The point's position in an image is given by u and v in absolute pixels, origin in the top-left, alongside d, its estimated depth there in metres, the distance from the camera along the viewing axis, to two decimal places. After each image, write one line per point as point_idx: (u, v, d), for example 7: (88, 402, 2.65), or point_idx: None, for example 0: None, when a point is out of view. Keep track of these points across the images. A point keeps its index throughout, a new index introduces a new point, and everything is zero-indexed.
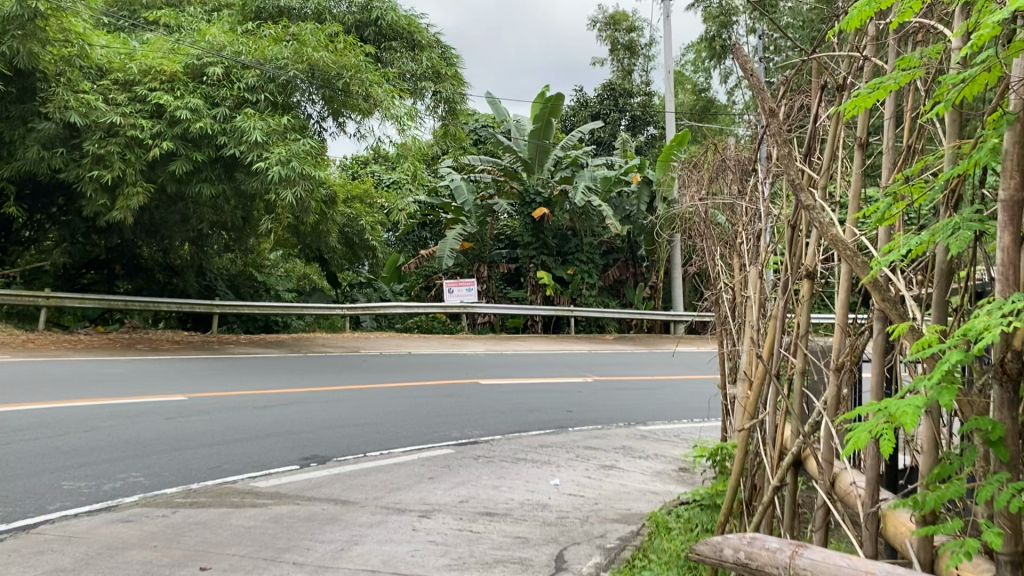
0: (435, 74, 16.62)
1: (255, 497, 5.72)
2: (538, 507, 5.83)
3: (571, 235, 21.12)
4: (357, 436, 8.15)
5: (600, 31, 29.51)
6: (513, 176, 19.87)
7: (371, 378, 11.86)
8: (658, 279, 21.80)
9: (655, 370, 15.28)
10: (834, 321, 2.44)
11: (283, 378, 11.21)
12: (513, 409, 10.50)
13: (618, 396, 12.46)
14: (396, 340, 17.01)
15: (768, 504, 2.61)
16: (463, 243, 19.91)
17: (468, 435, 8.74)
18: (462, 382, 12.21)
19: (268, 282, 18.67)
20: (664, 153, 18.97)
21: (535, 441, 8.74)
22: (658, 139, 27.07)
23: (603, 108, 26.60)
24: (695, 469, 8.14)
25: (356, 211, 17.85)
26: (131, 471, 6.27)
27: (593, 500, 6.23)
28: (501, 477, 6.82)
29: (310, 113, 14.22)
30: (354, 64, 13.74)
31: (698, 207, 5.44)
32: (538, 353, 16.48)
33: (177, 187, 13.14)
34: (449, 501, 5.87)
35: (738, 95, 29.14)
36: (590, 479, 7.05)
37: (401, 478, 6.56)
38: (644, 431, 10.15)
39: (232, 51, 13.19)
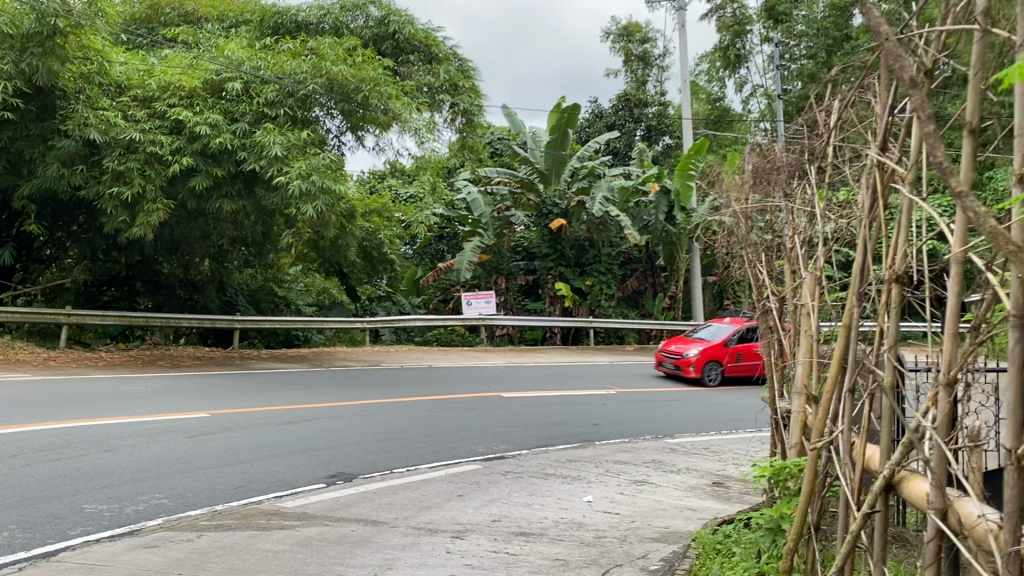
0: (452, 86, 16.58)
1: (283, 519, 5.60)
2: (573, 526, 5.68)
3: (589, 245, 20.99)
4: (383, 452, 8.02)
5: (615, 42, 29.45)
6: (530, 187, 19.69)
7: (393, 392, 11.74)
8: (678, 290, 21.62)
9: (679, 381, 15.10)
10: (943, 330, 2.25)
11: (305, 393, 11.12)
12: (539, 423, 10.34)
13: (644, 408, 12.27)
14: (416, 353, 16.90)
15: (860, 531, 2.48)
16: (480, 255, 19.81)
17: (495, 450, 8.59)
18: (485, 395, 12.07)
19: (287, 297, 18.63)
20: (682, 162, 18.80)
21: (564, 455, 8.58)
22: (675, 149, 26.98)
23: (619, 118, 26.50)
24: (729, 483, 7.97)
25: (374, 225, 17.75)
26: (156, 492, 6.16)
27: (629, 518, 6.07)
28: (532, 494, 6.66)
29: (328, 127, 14.18)
30: (372, 77, 13.73)
31: (738, 212, 5.28)
32: (559, 365, 16.32)
33: (196, 203, 13.13)
34: (481, 520, 5.73)
35: (754, 104, 28.97)
36: (623, 495, 6.89)
37: (430, 496, 6.42)
38: (673, 444, 9.97)
39: (251, 66, 13.14)
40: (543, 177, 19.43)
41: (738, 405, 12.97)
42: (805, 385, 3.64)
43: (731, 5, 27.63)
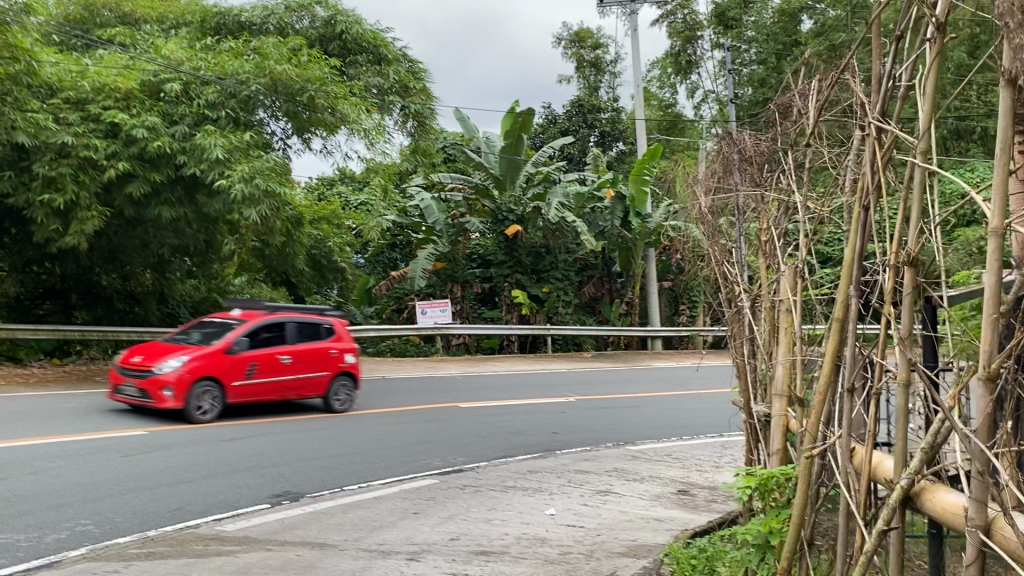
0: (403, 88, 16.07)
1: (221, 544, 5.13)
2: (536, 543, 5.32)
3: (545, 251, 20.69)
4: (333, 469, 7.57)
5: (566, 48, 29.27)
6: (485, 193, 19.25)
7: None
8: (635, 295, 21.43)
9: (638, 387, 14.84)
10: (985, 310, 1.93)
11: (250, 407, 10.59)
12: (497, 433, 9.96)
13: (604, 415, 11.96)
14: (369, 364, 16.39)
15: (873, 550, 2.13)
16: (434, 263, 19.38)
17: (451, 463, 8.19)
18: (440, 406, 11.64)
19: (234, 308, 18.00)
20: (637, 166, 18.65)
21: (524, 466, 8.21)
22: (628, 155, 26.95)
23: (572, 124, 26.32)
24: (695, 491, 7.67)
25: (323, 232, 17.25)
26: (81, 518, 5.64)
27: (594, 531, 5.72)
28: (492, 509, 6.27)
29: (273, 129, 13.75)
30: (319, 77, 13.30)
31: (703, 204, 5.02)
32: (516, 374, 15.97)
33: (134, 210, 12.55)
34: (438, 539, 5.33)
35: (705, 110, 29.01)
36: (588, 507, 6.53)
37: (383, 515, 5.99)
38: (635, 451, 9.66)
39: (190, 66, 12.58)
40: (498, 183, 19.03)
41: (698, 410, 12.73)
42: (787, 388, 3.34)
43: (681, 10, 27.74)
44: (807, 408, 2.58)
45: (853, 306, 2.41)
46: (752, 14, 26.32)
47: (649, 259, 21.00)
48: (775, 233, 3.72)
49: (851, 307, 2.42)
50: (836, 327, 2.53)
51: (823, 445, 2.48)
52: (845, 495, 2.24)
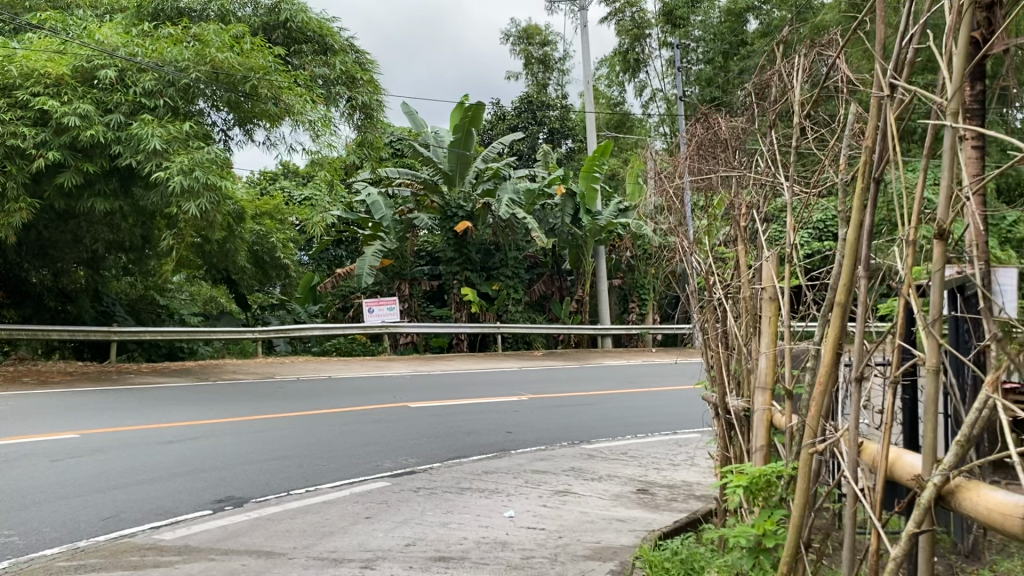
0: (350, 79, 15.64)
1: (158, 555, 4.76)
2: (497, 547, 5.06)
3: (495, 249, 20.42)
4: (277, 472, 7.19)
5: (514, 45, 29.04)
6: (434, 189, 19.00)
7: (290, 405, 10.84)
8: (585, 292, 21.30)
9: (590, 385, 14.69)
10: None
11: (190, 408, 10.11)
12: (449, 433, 9.66)
13: (558, 413, 11.76)
14: (314, 364, 15.93)
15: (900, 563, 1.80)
16: (382, 260, 18.95)
17: (403, 464, 7.89)
18: (389, 406, 11.29)
19: (172, 306, 17.35)
20: (588, 164, 18.62)
21: (479, 467, 7.94)
22: (577, 153, 26.89)
23: (521, 121, 26.10)
24: (654, 490, 7.50)
25: (266, 228, 16.72)
26: (3, 529, 5.20)
27: (557, 534, 5.49)
28: (448, 512, 6.00)
29: (214, 120, 13.29)
30: (262, 66, 12.82)
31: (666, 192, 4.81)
32: (466, 372, 15.68)
33: (65, 203, 11.94)
34: (394, 545, 5.04)
35: (653, 109, 29.11)
36: (547, 508, 6.30)
37: (333, 520, 5.67)
38: (591, 450, 9.47)
39: (127, 52, 11.98)
40: (447, 178, 18.78)
41: (651, 407, 12.60)
42: (771, 381, 3.17)
43: (629, 9, 27.78)
44: (807, 401, 2.36)
45: (863, 287, 2.21)
46: (699, 13, 26.49)
47: (599, 257, 20.93)
48: (758, 220, 3.43)
49: (860, 289, 2.22)
50: (838, 312, 2.32)
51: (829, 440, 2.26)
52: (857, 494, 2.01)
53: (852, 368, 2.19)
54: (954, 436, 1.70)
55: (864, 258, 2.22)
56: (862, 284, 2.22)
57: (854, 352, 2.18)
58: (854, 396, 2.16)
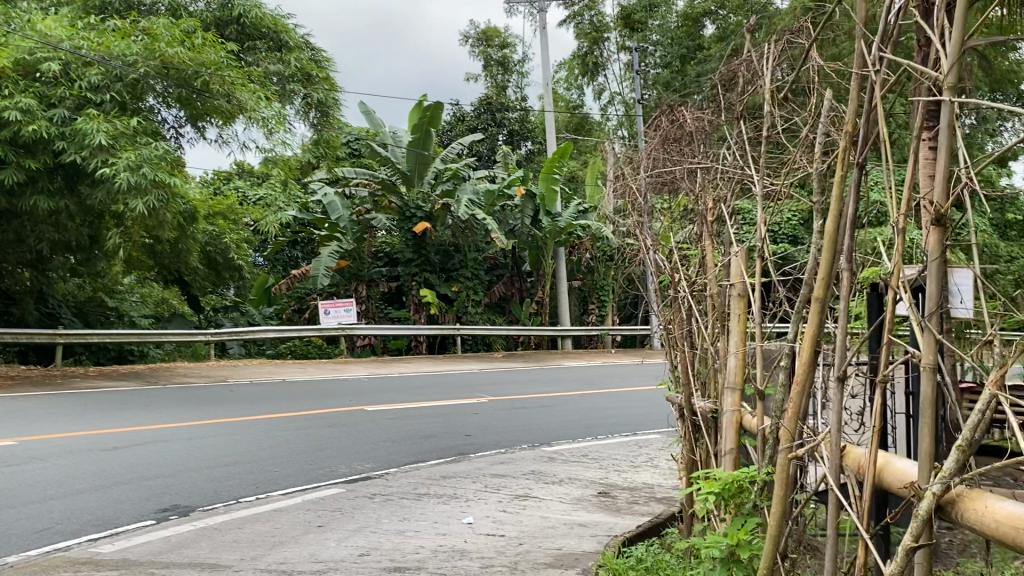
0: (305, 76, 15.34)
1: (95, 570, 4.49)
2: (455, 555, 4.88)
3: (454, 250, 20.19)
4: (227, 479, 6.93)
5: (472, 46, 28.84)
6: (392, 189, 18.75)
7: (242, 409, 10.53)
8: (545, 294, 21.19)
9: (549, 386, 14.56)
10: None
11: (137, 414, 9.75)
12: (406, 437, 9.44)
13: (517, 416, 11.60)
14: (268, 367, 15.57)
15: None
16: (339, 261, 18.62)
17: (358, 469, 7.66)
18: (345, 410, 11.02)
19: (121, 308, 16.84)
20: (548, 164, 18.58)
21: (437, 472, 7.74)
22: (536, 154, 26.81)
23: (480, 122, 25.92)
24: (615, 492, 7.38)
25: (218, 228, 16.33)
26: None
27: (516, 540, 5.33)
28: (405, 519, 5.80)
29: (164, 117, 12.92)
30: (214, 61, 12.46)
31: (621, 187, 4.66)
32: (424, 375, 15.45)
33: (6, 201, 11.47)
34: (347, 555, 4.83)
35: (612, 111, 29.15)
36: (507, 514, 6.14)
37: (284, 529, 5.43)
38: (551, 452, 9.32)
39: (72, 45, 11.53)
40: (405, 178, 18.55)
41: (611, 409, 12.51)
42: (740, 380, 3.04)
43: (587, 11, 27.78)
44: (785, 404, 2.23)
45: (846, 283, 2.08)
46: (657, 17, 26.58)
47: (558, 258, 20.83)
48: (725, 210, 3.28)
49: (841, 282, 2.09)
50: (815, 308, 2.20)
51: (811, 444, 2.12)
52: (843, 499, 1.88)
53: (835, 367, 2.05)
54: (955, 440, 1.57)
55: (848, 250, 2.09)
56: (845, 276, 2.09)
57: (835, 349, 2.05)
58: (835, 396, 2.03)
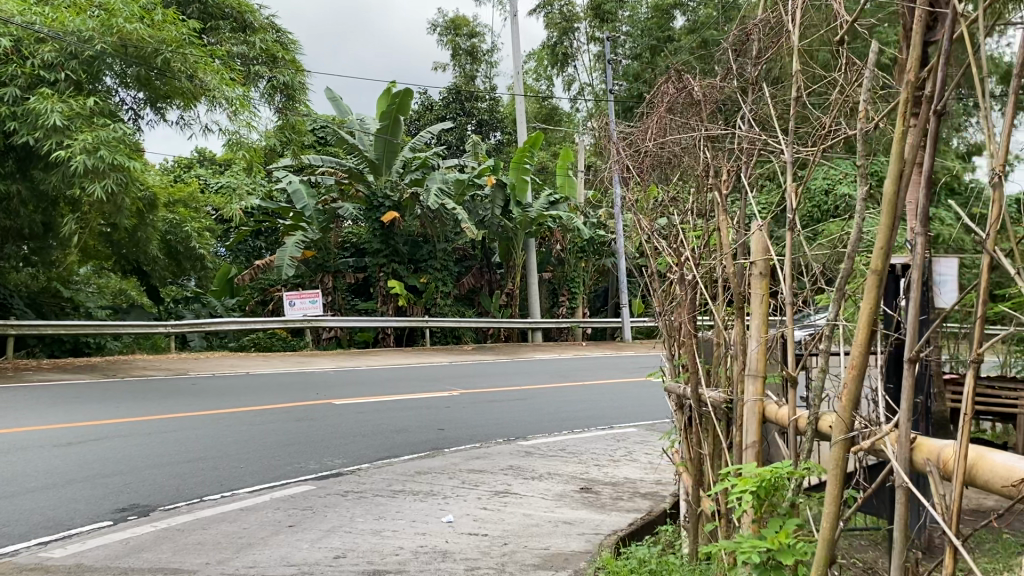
0: (270, 59, 14.83)
1: None
2: (437, 557, 4.58)
3: (423, 241, 19.77)
4: (189, 477, 6.53)
5: (441, 35, 28.30)
6: (359, 177, 18.30)
7: (204, 403, 10.10)
8: (515, 285, 20.89)
9: (522, 380, 14.27)
10: None
11: (93, 408, 9.28)
12: (377, 431, 9.09)
13: (490, 409, 11.29)
14: (231, 360, 15.08)
15: None
16: (304, 252, 18.17)
17: (329, 465, 7.30)
18: (313, 403, 10.64)
19: (77, 298, 16.23)
20: (519, 154, 18.27)
21: (411, 467, 7.40)
22: (506, 145, 26.48)
23: (449, 112, 25.50)
24: (598, 488, 7.10)
25: (179, 216, 15.75)
26: None
27: (500, 539, 5.03)
28: (381, 518, 5.48)
29: (123, 99, 12.43)
30: (175, 39, 12.01)
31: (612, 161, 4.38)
32: (392, 368, 15.08)
33: None
34: (321, 558, 4.51)
35: (582, 103, 28.91)
36: (488, 511, 5.84)
37: (252, 530, 5.07)
38: (528, 446, 9.04)
39: (23, 21, 10.91)
40: (373, 167, 18.14)
41: (586, 402, 12.26)
42: (763, 367, 2.78)
43: (558, 2, 27.49)
44: (838, 391, 1.96)
45: (919, 249, 1.82)
46: (626, 9, 26.34)
47: (529, 250, 20.55)
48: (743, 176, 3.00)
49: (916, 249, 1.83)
50: (872, 279, 1.94)
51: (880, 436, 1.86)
52: (931, 501, 1.62)
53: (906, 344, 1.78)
54: None
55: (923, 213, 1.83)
56: (920, 241, 1.83)
57: (908, 324, 1.78)
58: (909, 381, 1.76)
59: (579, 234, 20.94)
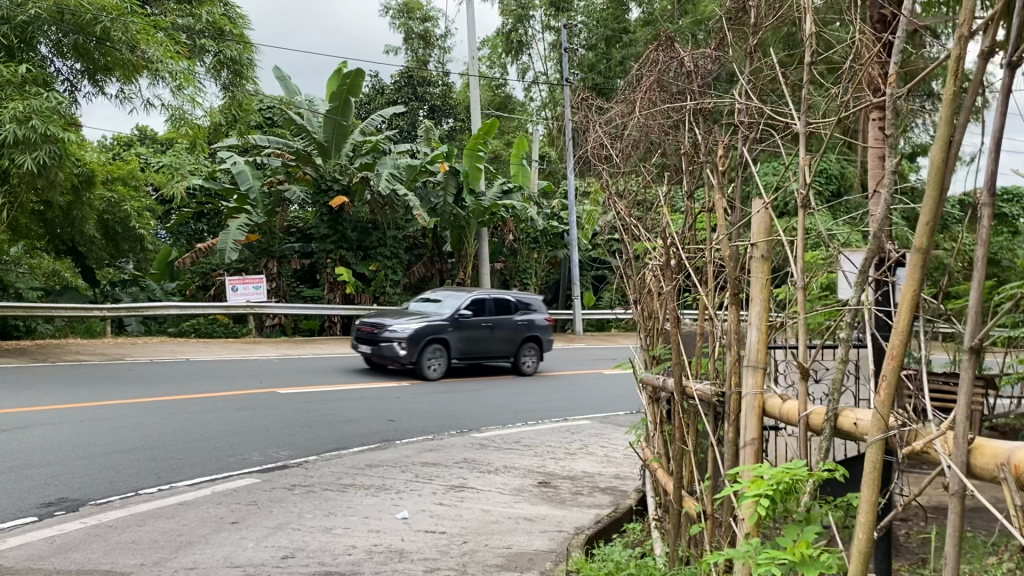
0: (217, 32, 14.15)
1: None
2: (393, 558, 4.29)
3: (372, 227, 19.28)
4: (123, 468, 6.12)
5: (393, 18, 27.57)
6: (307, 160, 17.60)
7: (141, 390, 9.60)
8: (466, 275, 20.56)
9: (474, 370, 13.98)
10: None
11: (19, 393, 8.73)
12: (324, 422, 8.72)
13: (441, 400, 10.99)
14: (171, 345, 14.49)
15: None
16: (248, 235, 17.55)
17: (274, 457, 6.94)
18: (256, 392, 10.20)
19: (5, 278, 15.42)
20: (473, 141, 17.94)
21: (361, 460, 7.07)
22: (458, 131, 26.05)
23: (401, 96, 24.98)
24: (556, 483, 6.87)
25: (118, 195, 15.02)
26: None
27: (459, 538, 4.76)
28: (331, 514, 5.16)
29: (58, 69, 11.79)
30: (116, 6, 11.37)
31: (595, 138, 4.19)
32: (340, 357, 14.65)
33: None
34: (267, 559, 4.18)
35: (535, 92, 28.65)
36: (445, 507, 5.56)
37: (191, 527, 4.71)
38: (482, 438, 8.77)
39: None
40: (321, 149, 17.48)
41: (539, 394, 12.02)
42: (761, 356, 2.56)
43: None
44: (876, 384, 1.75)
45: (982, 225, 1.62)
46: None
47: (481, 239, 20.25)
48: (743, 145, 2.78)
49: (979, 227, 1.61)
50: (916, 260, 1.74)
51: (931, 439, 1.66)
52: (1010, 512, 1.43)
53: (964, 334, 1.59)
54: None
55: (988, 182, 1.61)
56: (983, 217, 1.62)
57: (968, 307, 1.58)
58: (969, 378, 1.55)
59: (532, 224, 20.68)
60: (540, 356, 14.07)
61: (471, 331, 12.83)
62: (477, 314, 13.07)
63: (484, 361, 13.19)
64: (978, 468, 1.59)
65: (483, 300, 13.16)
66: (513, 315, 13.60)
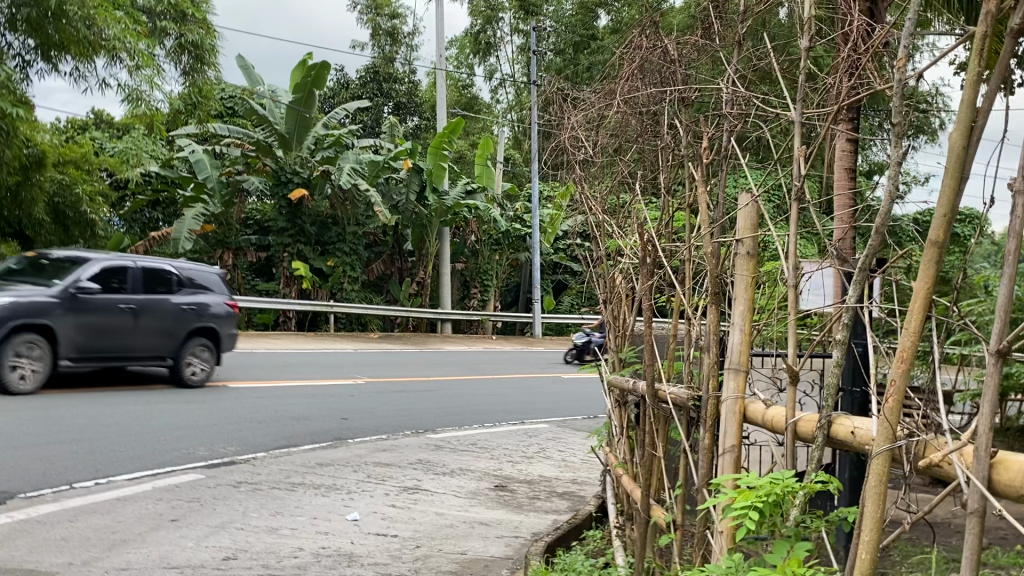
0: (178, 14, 13.64)
1: None
2: (343, 561, 4.08)
3: (332, 223, 18.90)
4: (59, 459, 5.81)
5: (361, 13, 27.17)
6: (267, 151, 17.29)
7: (84, 379, 9.22)
8: (426, 274, 20.27)
9: (431, 371, 13.73)
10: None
11: None
12: (275, 418, 8.46)
13: (397, 399, 10.75)
14: None
15: None
16: (204, 226, 17.10)
17: (221, 452, 6.67)
18: (205, 385, 9.87)
19: None
20: (438, 139, 17.71)
21: (312, 458, 6.83)
22: (423, 130, 25.74)
23: (366, 91, 24.63)
24: (513, 487, 6.69)
25: (69, 177, 14.43)
26: None
27: (412, 542, 4.57)
28: (277, 513, 4.93)
29: (8, 42, 11.32)
30: None
31: (568, 134, 4.06)
32: (294, 353, 14.30)
33: None
34: (208, 559, 3.95)
35: (503, 94, 28.49)
36: (398, 510, 5.35)
37: (127, 524, 4.44)
38: (438, 439, 8.56)
39: None
40: (282, 141, 17.14)
41: (497, 397, 11.84)
42: (744, 357, 2.41)
43: None
44: (885, 389, 1.65)
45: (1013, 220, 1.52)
46: (552, 3, 25.98)
47: (443, 239, 19.99)
48: (729, 135, 2.65)
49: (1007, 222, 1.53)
50: (934, 253, 1.64)
51: (951, 450, 1.57)
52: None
53: (990, 337, 1.49)
54: None
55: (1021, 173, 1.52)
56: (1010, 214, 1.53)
57: (995, 309, 1.49)
58: (994, 384, 1.47)
59: (494, 226, 20.47)
60: (217, 360, 9.72)
61: (100, 316, 8.49)
62: (115, 293, 8.67)
63: (124, 365, 8.83)
64: (1003, 484, 1.49)
65: (127, 271, 8.84)
66: (173, 297, 9.23)
